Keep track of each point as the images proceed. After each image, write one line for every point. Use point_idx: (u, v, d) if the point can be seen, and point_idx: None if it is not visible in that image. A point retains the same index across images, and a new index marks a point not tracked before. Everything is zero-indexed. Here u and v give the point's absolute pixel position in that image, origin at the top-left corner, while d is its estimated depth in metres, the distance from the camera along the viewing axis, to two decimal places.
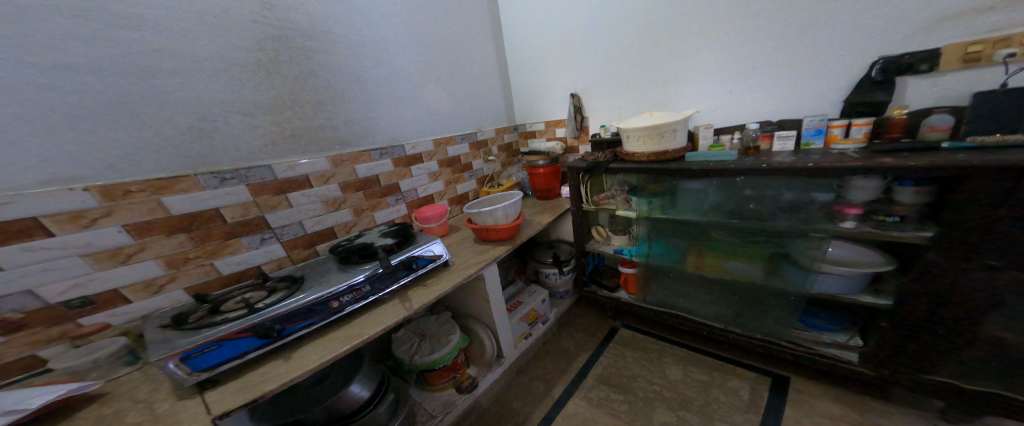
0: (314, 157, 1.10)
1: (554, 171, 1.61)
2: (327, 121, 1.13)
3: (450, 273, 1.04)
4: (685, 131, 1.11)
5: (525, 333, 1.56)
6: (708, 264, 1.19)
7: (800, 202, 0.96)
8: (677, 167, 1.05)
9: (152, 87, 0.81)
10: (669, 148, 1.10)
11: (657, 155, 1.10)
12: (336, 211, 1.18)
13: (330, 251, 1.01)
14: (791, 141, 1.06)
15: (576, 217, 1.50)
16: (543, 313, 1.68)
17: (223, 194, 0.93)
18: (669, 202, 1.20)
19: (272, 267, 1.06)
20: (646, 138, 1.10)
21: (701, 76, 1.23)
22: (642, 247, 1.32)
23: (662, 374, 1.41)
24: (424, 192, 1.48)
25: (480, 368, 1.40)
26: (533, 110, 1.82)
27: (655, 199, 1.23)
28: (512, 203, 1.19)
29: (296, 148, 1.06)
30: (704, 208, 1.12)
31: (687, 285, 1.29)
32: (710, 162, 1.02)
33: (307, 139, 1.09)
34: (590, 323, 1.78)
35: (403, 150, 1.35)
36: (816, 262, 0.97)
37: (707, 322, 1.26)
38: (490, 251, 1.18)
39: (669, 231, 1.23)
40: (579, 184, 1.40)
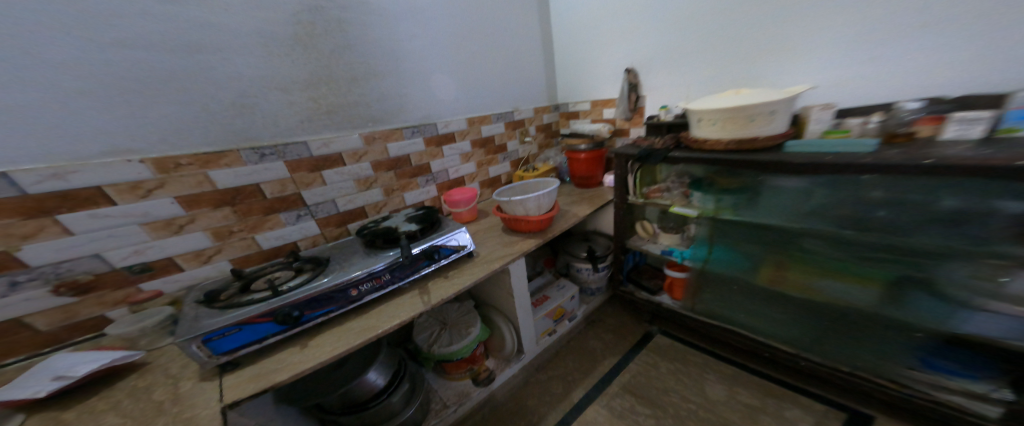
0: (346, 134, 1.07)
1: (598, 156, 1.44)
2: (361, 98, 1.09)
3: (473, 265, 1.01)
4: (790, 114, 0.85)
5: (549, 330, 1.49)
6: (786, 278, 0.98)
7: (964, 212, 0.69)
8: (772, 160, 0.80)
9: (199, 64, 0.81)
10: (758, 135, 0.85)
11: (745, 144, 0.87)
12: (367, 190, 1.17)
13: (357, 233, 1.00)
14: (980, 124, 0.72)
15: (618, 210, 1.36)
16: (571, 310, 1.58)
17: (261, 170, 0.94)
18: (746, 201, 1.00)
19: (307, 245, 1.08)
20: (725, 121, 0.88)
21: (815, 42, 0.95)
22: (698, 250, 1.15)
23: (701, 391, 1.25)
24: (456, 174, 1.42)
25: (499, 362, 1.38)
26: (578, 87, 1.63)
27: (727, 196, 1.04)
28: (547, 192, 1.08)
29: (330, 125, 1.04)
30: (799, 212, 0.89)
31: (751, 299, 1.10)
32: (827, 153, 0.77)
33: (341, 118, 1.06)
34: (623, 325, 1.64)
35: (435, 129, 1.29)
36: (968, 293, 0.74)
37: (774, 345, 1.07)
38: (519, 243, 1.10)
39: (737, 234, 1.04)
40: (627, 173, 1.24)
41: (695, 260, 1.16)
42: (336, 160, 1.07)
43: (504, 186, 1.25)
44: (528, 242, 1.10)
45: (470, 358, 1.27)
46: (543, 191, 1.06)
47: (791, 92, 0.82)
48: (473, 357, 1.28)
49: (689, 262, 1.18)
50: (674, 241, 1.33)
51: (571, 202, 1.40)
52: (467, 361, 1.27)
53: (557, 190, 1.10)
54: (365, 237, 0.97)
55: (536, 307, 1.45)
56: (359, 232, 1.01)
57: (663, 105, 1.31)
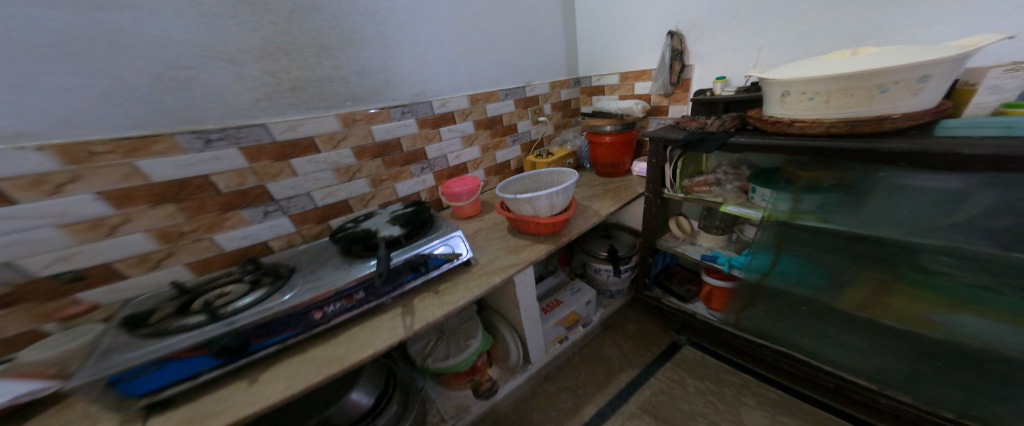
0: (319, 115, 0.87)
1: (626, 140, 1.19)
2: (337, 69, 0.87)
3: (469, 277, 0.83)
4: (950, 82, 0.54)
5: (560, 337, 1.31)
6: (887, 305, 0.71)
7: None
8: (909, 148, 0.54)
9: (101, 23, 0.61)
10: (887, 112, 0.56)
11: (863, 125, 0.57)
12: (351, 181, 0.97)
13: (332, 235, 0.84)
14: None
15: (647, 205, 1.14)
16: (586, 315, 1.39)
17: (209, 158, 0.75)
18: (846, 202, 0.70)
19: (282, 245, 0.91)
20: (832, 94, 0.59)
21: None
22: (755, 260, 0.88)
23: (733, 417, 1.06)
24: (456, 160, 1.21)
25: (503, 371, 1.22)
26: (605, 57, 1.34)
27: (823, 195, 0.73)
28: (562, 187, 0.85)
29: (297, 104, 0.83)
30: (932, 220, 0.61)
31: (824, 322, 0.81)
32: (999, 140, 0.50)
33: (312, 95, 0.85)
34: (645, 333, 1.44)
35: (431, 108, 1.07)
36: None
37: (848, 378, 0.80)
38: (525, 250, 0.91)
39: (818, 243, 0.76)
40: (662, 163, 1.02)
41: (747, 270, 0.90)
42: (307, 146, 0.87)
43: (513, 176, 1.03)
44: (538, 250, 0.90)
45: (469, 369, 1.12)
46: (557, 188, 0.84)
47: (958, 48, 0.51)
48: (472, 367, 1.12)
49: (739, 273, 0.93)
50: (720, 244, 1.09)
51: (593, 195, 1.17)
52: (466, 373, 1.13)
53: (574, 186, 0.87)
54: (340, 241, 0.81)
55: (546, 313, 1.27)
56: (336, 232, 0.86)
57: (719, 77, 1.02)
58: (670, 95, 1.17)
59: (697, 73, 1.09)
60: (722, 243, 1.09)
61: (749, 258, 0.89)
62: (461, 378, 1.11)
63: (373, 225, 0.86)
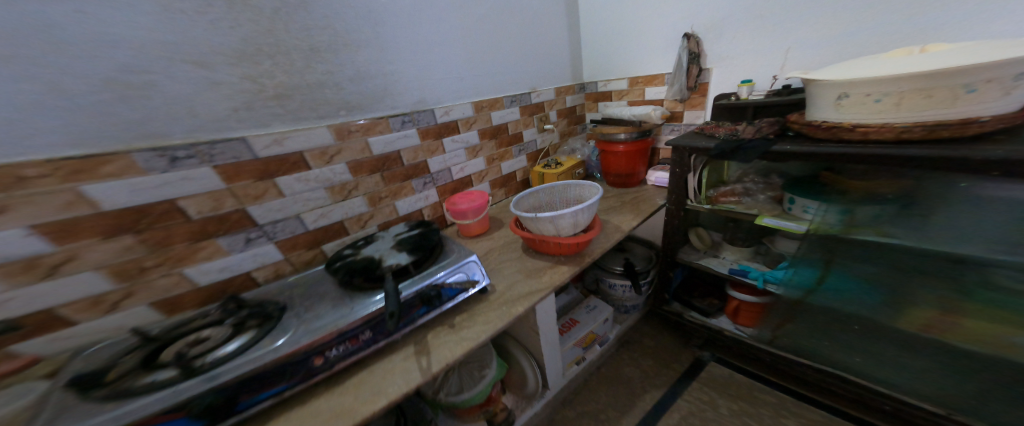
0: (308, 127, 0.75)
1: (642, 148, 1.12)
2: (328, 74, 0.76)
3: (488, 307, 0.75)
4: None
5: (578, 358, 1.21)
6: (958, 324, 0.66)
7: None
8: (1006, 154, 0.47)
9: (35, 16, 0.49)
10: (973, 114, 0.50)
11: (944, 130, 0.52)
12: (346, 200, 0.85)
13: (327, 264, 0.72)
14: None
15: (668, 217, 1.07)
16: (603, 334, 1.29)
17: (177, 179, 0.63)
18: (914, 217, 0.66)
19: (268, 276, 0.78)
20: (907, 96, 0.53)
21: None
22: (796, 276, 0.83)
23: None
24: (461, 173, 1.11)
25: (519, 399, 1.11)
26: (612, 62, 1.28)
27: (886, 207, 0.68)
28: (588, 203, 0.76)
29: (282, 115, 0.72)
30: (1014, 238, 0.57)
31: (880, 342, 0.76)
32: None
33: (300, 105, 0.74)
34: (665, 349, 1.36)
35: (433, 116, 0.97)
36: None
37: (907, 400, 0.74)
38: (545, 273, 0.83)
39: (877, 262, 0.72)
40: (686, 173, 0.94)
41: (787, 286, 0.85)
42: (295, 162, 0.75)
43: (527, 190, 0.94)
44: (561, 273, 0.82)
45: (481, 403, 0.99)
46: (582, 205, 0.75)
47: None
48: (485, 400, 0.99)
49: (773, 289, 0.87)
50: (748, 257, 1.07)
51: (610, 208, 1.09)
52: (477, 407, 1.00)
53: (599, 202, 0.78)
54: (338, 273, 0.69)
55: (563, 335, 1.17)
56: (331, 261, 0.73)
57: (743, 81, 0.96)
58: (685, 100, 1.10)
59: (715, 77, 1.04)
60: (750, 256, 1.06)
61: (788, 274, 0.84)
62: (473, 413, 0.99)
63: (375, 252, 0.75)
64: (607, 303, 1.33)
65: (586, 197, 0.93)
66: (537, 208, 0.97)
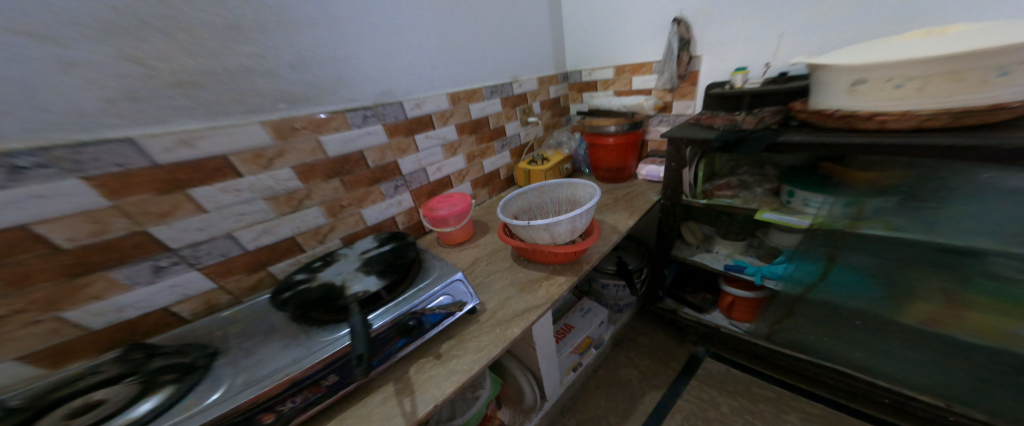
0: (236, 124, 0.58)
1: (632, 141, 1.05)
2: (258, 58, 0.58)
3: (478, 328, 0.67)
4: None
5: (575, 365, 1.15)
6: (962, 318, 0.70)
7: None
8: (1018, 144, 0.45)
9: None
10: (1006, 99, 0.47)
11: (970, 117, 0.49)
12: (296, 211, 0.71)
13: (273, 294, 0.57)
14: None
15: (662, 213, 1.02)
16: (598, 336, 1.23)
17: (31, 200, 0.44)
18: (920, 213, 0.67)
19: (198, 309, 0.63)
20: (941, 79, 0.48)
21: None
22: (797, 272, 0.88)
23: None
24: (439, 173, 1.00)
25: (515, 413, 1.03)
26: (597, 49, 1.20)
27: (885, 200, 0.70)
28: (586, 206, 0.68)
29: (192, 110, 0.53)
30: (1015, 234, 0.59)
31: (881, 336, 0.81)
32: None
33: (216, 93, 0.55)
34: (660, 346, 1.33)
35: (402, 110, 0.85)
36: None
37: (906, 393, 0.83)
38: (540, 286, 0.75)
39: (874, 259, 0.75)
40: (682, 167, 0.88)
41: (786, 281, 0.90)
42: (219, 170, 0.57)
43: (515, 191, 0.85)
44: (558, 286, 0.74)
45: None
46: (580, 210, 0.67)
47: None
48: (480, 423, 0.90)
49: (771, 284, 0.92)
50: (740, 251, 1.07)
51: (603, 206, 1.02)
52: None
53: (596, 205, 0.70)
54: (288, 307, 0.55)
55: (559, 343, 1.10)
56: (279, 289, 0.59)
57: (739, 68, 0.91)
58: (674, 90, 1.05)
59: (707, 65, 0.98)
60: (742, 251, 1.07)
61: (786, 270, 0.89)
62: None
63: (336, 276, 0.62)
64: (600, 305, 1.28)
65: (579, 198, 0.85)
66: (527, 210, 0.88)
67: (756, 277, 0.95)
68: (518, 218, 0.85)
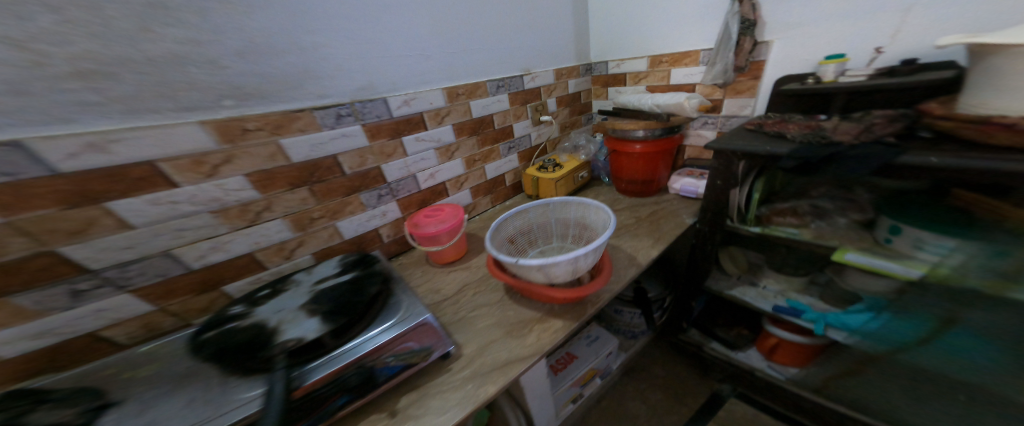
0: (165, 125, 0.47)
1: (667, 148, 0.85)
2: (191, 43, 0.47)
3: (446, 380, 0.55)
4: None
5: (575, 397, 0.98)
6: None
7: None
8: None
9: None
10: None
11: None
12: (252, 226, 0.61)
13: (193, 336, 0.49)
14: None
15: (695, 240, 0.83)
16: (606, 366, 1.05)
17: None
18: None
19: (135, 333, 0.56)
20: None
21: None
22: (887, 329, 0.68)
23: None
24: (431, 180, 0.86)
25: None
26: (627, 33, 0.98)
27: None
28: (594, 245, 0.52)
29: (99, 106, 0.43)
30: None
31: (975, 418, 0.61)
32: None
33: (134, 86, 0.44)
34: (677, 380, 1.13)
35: (386, 108, 0.71)
36: None
37: None
38: (531, 333, 0.62)
39: (993, 320, 0.53)
40: (732, 187, 0.66)
41: (862, 335, 0.71)
42: (148, 178, 0.48)
43: (512, 208, 0.70)
44: (553, 333, 0.61)
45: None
46: (584, 250, 0.51)
47: None
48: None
49: (835, 334, 0.75)
50: (796, 289, 0.86)
51: (623, 227, 0.84)
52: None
53: (609, 240, 0.54)
54: (207, 352, 0.47)
55: (556, 375, 0.94)
56: (205, 327, 0.51)
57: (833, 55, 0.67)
58: (725, 86, 0.82)
59: (775, 52, 0.75)
60: (801, 289, 0.85)
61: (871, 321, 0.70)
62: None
63: (273, 315, 0.52)
64: (610, 332, 1.09)
65: (590, 222, 0.69)
66: (526, 231, 0.73)
67: (816, 325, 0.77)
68: (513, 242, 0.71)
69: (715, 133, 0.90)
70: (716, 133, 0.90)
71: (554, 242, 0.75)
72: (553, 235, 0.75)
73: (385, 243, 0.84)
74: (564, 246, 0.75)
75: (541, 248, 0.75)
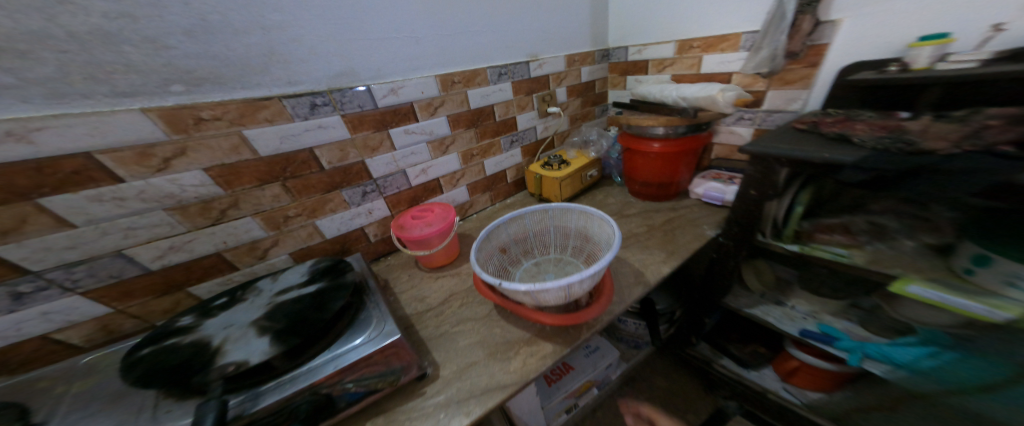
0: (101, 113, 0.41)
1: (691, 148, 0.73)
2: (124, 18, 0.40)
3: (407, 407, 0.50)
4: None
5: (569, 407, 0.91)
6: None
7: None
8: None
9: None
10: None
11: None
12: (215, 225, 0.56)
13: (128, 351, 0.47)
14: None
15: (716, 254, 0.69)
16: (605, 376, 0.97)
17: None
18: None
19: (92, 335, 0.53)
20: None
21: None
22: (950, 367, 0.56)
23: None
24: (423, 176, 0.78)
25: None
26: (653, 14, 0.85)
27: None
28: (593, 268, 0.45)
29: (18, 91, 0.37)
30: None
31: None
32: None
33: (56, 67, 0.38)
34: (680, 395, 1.03)
35: (369, 97, 0.62)
36: None
37: None
38: (516, 358, 0.55)
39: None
40: (769, 199, 0.52)
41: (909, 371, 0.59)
42: (86, 173, 0.43)
43: (507, 214, 0.61)
44: (541, 359, 0.54)
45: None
46: (580, 274, 0.43)
47: None
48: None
49: (872, 367, 0.62)
50: (831, 312, 0.71)
51: (632, 237, 0.74)
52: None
53: (609, 261, 0.46)
54: (135, 371, 0.44)
55: (550, 386, 0.87)
56: (145, 342, 0.48)
57: (937, 35, 0.50)
58: (770, 76, 0.69)
59: (843, 35, 0.60)
60: (836, 312, 0.71)
61: (927, 358, 0.58)
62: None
63: (220, 331, 0.49)
64: (610, 342, 0.99)
65: (593, 234, 0.61)
66: (521, 240, 0.65)
67: (852, 355, 0.64)
68: (505, 252, 0.63)
69: (751, 130, 0.77)
70: (752, 129, 0.77)
71: (551, 253, 0.67)
72: (550, 245, 0.67)
73: (372, 242, 0.78)
74: (562, 258, 0.66)
75: (536, 258, 0.66)
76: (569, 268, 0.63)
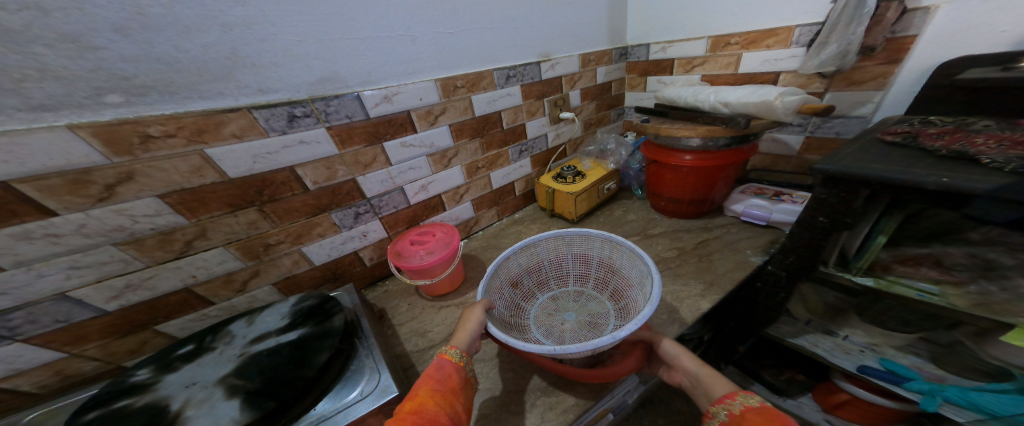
0: (17, 129, 0.34)
1: (727, 164, 0.63)
2: (29, 10, 0.32)
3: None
4: None
5: None
6: None
7: None
8: None
9: None
10: None
11: None
12: (180, 257, 0.48)
13: (71, 416, 0.38)
14: None
15: (760, 284, 0.56)
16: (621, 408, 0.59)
17: None
18: None
19: (43, 384, 0.46)
20: None
21: None
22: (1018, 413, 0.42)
23: None
24: (424, 192, 0.69)
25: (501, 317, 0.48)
26: (680, 5, 0.75)
27: None
28: (627, 327, 0.37)
29: None
30: None
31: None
32: None
33: None
34: None
35: (361, 105, 0.53)
36: None
37: None
38: (532, 412, 0.46)
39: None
40: (845, 229, 0.42)
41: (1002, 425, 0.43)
42: (5, 207, 0.36)
43: (518, 243, 0.52)
44: (562, 414, 0.45)
45: (431, 415, 0.34)
46: (619, 335, 0.36)
47: None
48: (436, 415, 0.34)
49: (954, 415, 0.48)
50: (895, 345, 0.56)
51: (661, 262, 0.64)
52: (426, 383, 0.37)
53: (652, 314, 0.38)
54: None
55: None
56: (88, 406, 0.40)
57: None
58: (833, 74, 0.61)
59: (936, 25, 0.50)
60: (900, 345, 0.56)
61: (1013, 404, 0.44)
62: (419, 414, 0.34)
63: (180, 392, 0.41)
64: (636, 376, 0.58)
65: (620, 266, 0.52)
66: (533, 270, 0.56)
67: (925, 399, 0.50)
68: (517, 286, 0.54)
69: (801, 138, 0.70)
70: (803, 137, 0.70)
71: (570, 285, 0.58)
72: (568, 275, 0.58)
73: (367, 266, 0.69)
74: (583, 291, 0.57)
75: (552, 291, 0.57)
76: (592, 305, 0.54)
